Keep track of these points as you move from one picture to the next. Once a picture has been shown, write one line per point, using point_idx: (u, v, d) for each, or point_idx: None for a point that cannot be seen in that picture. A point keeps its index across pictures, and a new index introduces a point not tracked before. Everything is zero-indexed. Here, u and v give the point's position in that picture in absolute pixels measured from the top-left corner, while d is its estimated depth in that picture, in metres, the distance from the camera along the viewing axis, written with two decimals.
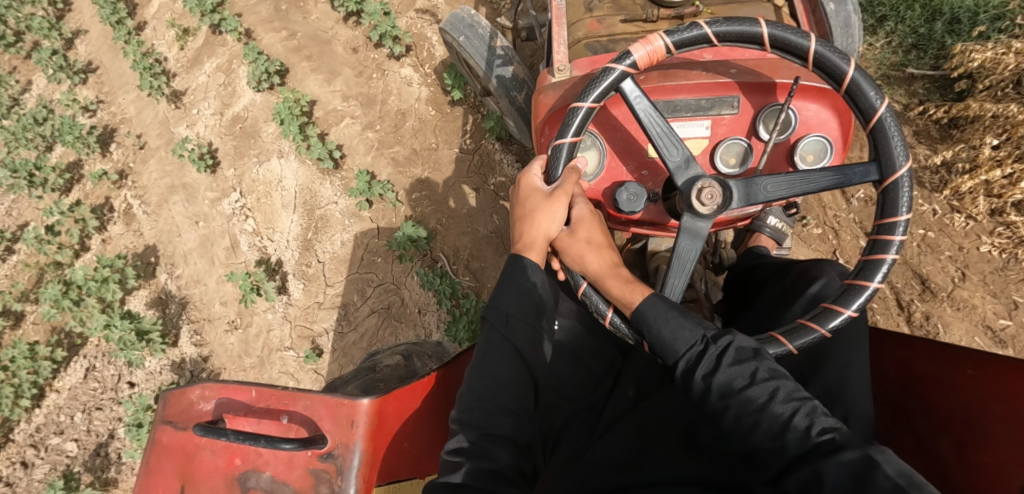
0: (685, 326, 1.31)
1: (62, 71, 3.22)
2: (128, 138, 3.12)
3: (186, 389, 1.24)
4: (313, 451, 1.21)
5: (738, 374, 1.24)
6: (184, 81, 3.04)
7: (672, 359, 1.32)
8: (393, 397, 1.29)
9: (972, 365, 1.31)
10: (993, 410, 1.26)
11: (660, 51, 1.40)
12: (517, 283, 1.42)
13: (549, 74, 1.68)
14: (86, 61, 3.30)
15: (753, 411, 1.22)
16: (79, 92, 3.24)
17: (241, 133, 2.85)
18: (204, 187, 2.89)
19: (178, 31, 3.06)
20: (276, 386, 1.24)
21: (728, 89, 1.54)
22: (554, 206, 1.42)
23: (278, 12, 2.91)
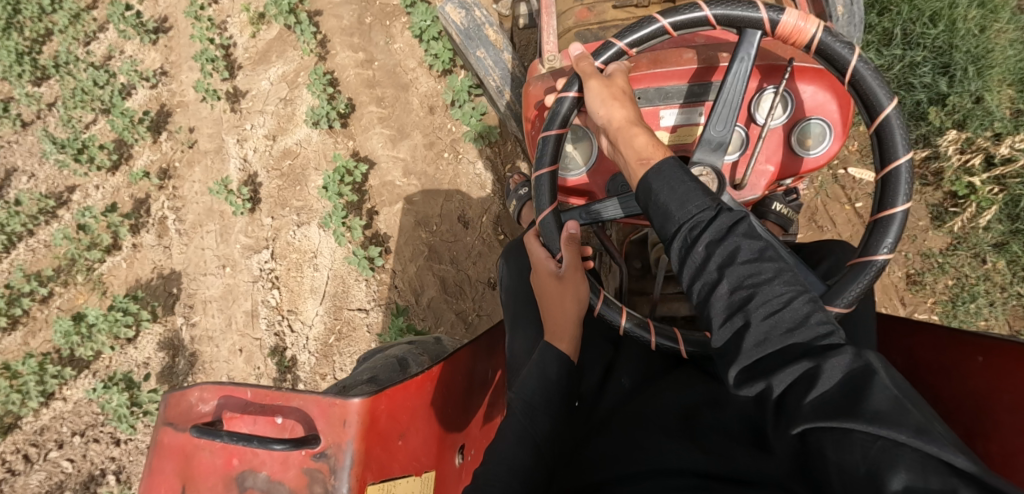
0: (694, 192, 1.09)
1: (133, 28, 3.14)
2: (180, 131, 3.05)
3: (185, 391, 1.22)
4: (307, 451, 1.16)
5: (745, 246, 1.04)
6: (247, 82, 3.02)
7: (666, 225, 1.11)
8: (385, 395, 1.22)
9: (981, 352, 1.37)
10: (1001, 399, 1.31)
11: (806, 38, 1.20)
12: (546, 377, 1.32)
13: (540, 64, 1.62)
14: (160, 19, 3.21)
15: (752, 286, 1.02)
16: (140, 62, 3.18)
17: (289, 172, 2.87)
18: (237, 227, 2.87)
19: (253, 15, 3.03)
20: (271, 386, 1.22)
21: (721, 73, 1.40)
22: (570, 287, 1.37)
23: (356, 32, 2.93)
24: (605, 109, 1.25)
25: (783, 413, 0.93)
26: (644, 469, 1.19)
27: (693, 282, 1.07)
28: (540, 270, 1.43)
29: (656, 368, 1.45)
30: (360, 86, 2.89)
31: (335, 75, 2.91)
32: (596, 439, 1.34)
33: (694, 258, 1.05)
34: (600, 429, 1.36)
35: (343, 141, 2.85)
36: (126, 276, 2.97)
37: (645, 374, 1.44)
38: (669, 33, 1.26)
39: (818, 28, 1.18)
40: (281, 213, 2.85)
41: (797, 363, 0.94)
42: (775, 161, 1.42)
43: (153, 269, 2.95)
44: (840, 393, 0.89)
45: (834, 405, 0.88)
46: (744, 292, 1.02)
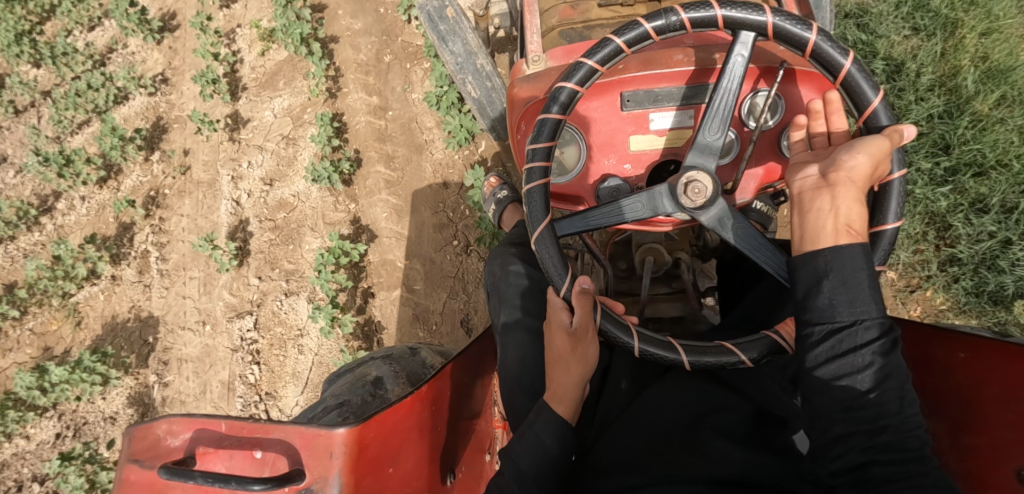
0: (866, 297, 1.05)
1: (137, 26, 2.95)
2: (173, 155, 2.88)
3: (152, 424, 1.13)
4: (290, 487, 1.07)
5: (899, 368, 1.06)
6: (249, 108, 2.85)
7: (830, 317, 1.06)
8: (373, 422, 1.14)
9: (967, 348, 1.39)
10: (988, 393, 1.32)
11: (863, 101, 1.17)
12: (540, 444, 1.28)
13: (524, 64, 1.54)
14: (165, 18, 3.02)
15: (893, 403, 1.04)
16: (140, 66, 2.99)
17: (283, 227, 2.71)
18: (221, 282, 2.71)
19: (262, 32, 2.88)
20: (248, 417, 1.12)
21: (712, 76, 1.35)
22: (582, 350, 1.30)
23: (371, 68, 2.79)
24: (856, 155, 1.11)
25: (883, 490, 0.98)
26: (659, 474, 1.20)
27: (832, 379, 1.07)
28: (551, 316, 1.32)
29: (653, 371, 1.47)
30: (370, 137, 2.73)
31: (346, 119, 2.76)
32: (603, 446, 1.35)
33: (854, 360, 1.05)
34: (608, 432, 1.37)
35: (346, 203, 2.70)
36: (104, 310, 2.79)
37: (643, 376, 1.46)
38: (686, 27, 1.19)
39: (816, 35, 1.15)
40: (270, 275, 2.69)
41: (913, 460, 1.00)
42: (766, 163, 1.40)
43: (130, 307, 2.78)
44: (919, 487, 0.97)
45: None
46: (883, 396, 1.04)
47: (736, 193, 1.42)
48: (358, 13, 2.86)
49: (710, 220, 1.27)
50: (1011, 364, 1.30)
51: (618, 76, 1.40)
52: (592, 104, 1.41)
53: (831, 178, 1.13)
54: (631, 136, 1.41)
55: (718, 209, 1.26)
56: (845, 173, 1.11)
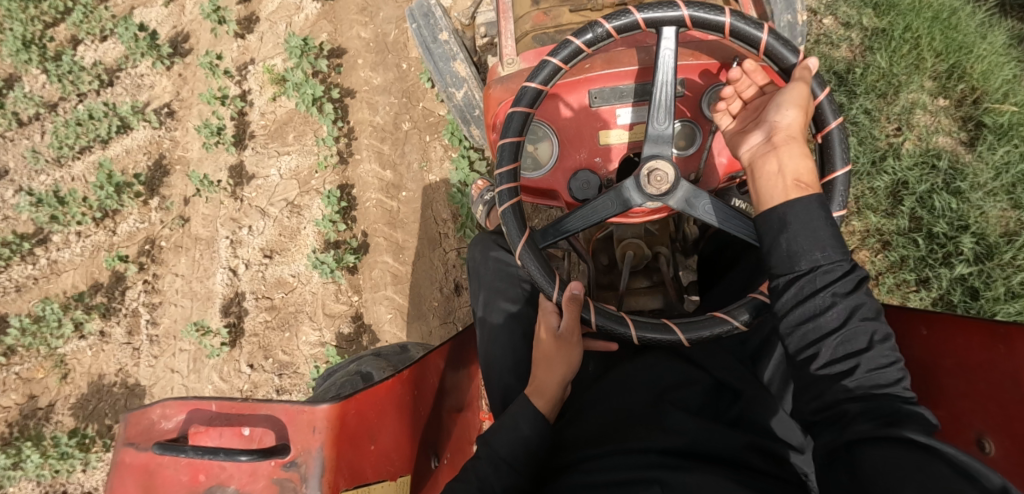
0: (824, 242, 1.09)
1: (149, 52, 3.05)
2: (173, 202, 2.93)
3: (146, 408, 1.18)
4: (276, 461, 1.13)
5: (867, 304, 1.09)
6: (255, 162, 2.90)
7: (792, 266, 1.11)
8: (354, 400, 1.20)
9: (925, 324, 1.43)
10: (944, 367, 1.38)
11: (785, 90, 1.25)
12: (517, 431, 1.32)
13: (498, 67, 1.63)
14: (178, 47, 3.15)
15: (856, 340, 1.08)
16: (148, 91, 3.10)
17: (280, 308, 2.73)
18: (211, 364, 2.71)
19: (275, 77, 2.95)
20: (237, 398, 1.19)
21: (672, 72, 1.46)
22: (567, 349, 1.39)
23: (386, 135, 2.84)
24: (784, 112, 1.21)
25: (859, 426, 1.04)
26: (628, 444, 1.26)
27: (800, 323, 1.11)
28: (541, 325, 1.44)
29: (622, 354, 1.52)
30: (380, 220, 2.76)
31: (357, 193, 2.80)
32: (579, 419, 1.41)
33: (816, 302, 1.09)
34: (577, 413, 1.44)
35: (347, 294, 2.71)
36: (90, 366, 2.80)
37: (611, 362, 1.53)
38: (640, 27, 1.29)
39: (767, 33, 1.25)
40: (263, 364, 2.69)
41: (886, 400, 1.05)
42: (726, 153, 1.48)
43: (117, 371, 2.79)
44: (884, 418, 1.03)
45: (886, 427, 1.01)
46: (850, 340, 1.09)
47: (701, 183, 1.48)
48: (379, 67, 2.94)
49: (678, 203, 1.34)
50: (969, 336, 1.32)
51: (583, 76, 1.49)
52: (560, 102, 1.50)
53: (775, 141, 1.22)
54: (601, 130, 1.49)
55: (684, 191, 1.33)
56: (784, 133, 1.22)
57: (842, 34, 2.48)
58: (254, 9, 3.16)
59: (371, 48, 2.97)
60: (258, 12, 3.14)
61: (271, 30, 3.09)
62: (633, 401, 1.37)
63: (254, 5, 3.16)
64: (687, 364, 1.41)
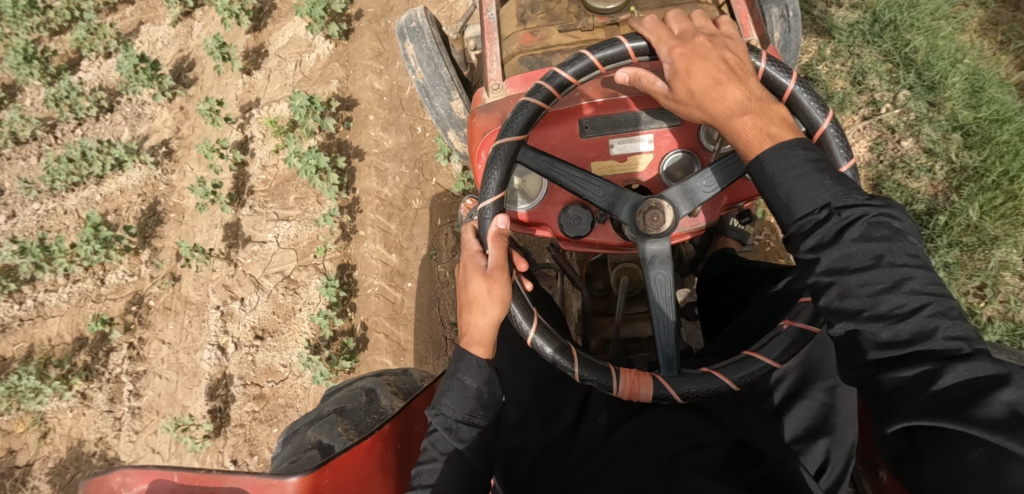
0: (818, 188, 1.05)
1: (150, 82, 2.90)
2: (167, 255, 2.76)
3: (104, 477, 1.10)
4: None
5: (913, 277, 0.99)
6: (252, 224, 2.69)
7: (789, 216, 1.07)
8: (328, 469, 1.12)
9: None
10: None
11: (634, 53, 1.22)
12: (464, 388, 1.23)
13: (484, 92, 1.54)
14: (179, 78, 3.00)
15: (866, 294, 1.00)
16: (147, 124, 2.96)
17: (268, 398, 2.48)
18: (189, 457, 2.48)
19: (279, 129, 2.77)
20: (201, 469, 1.10)
21: (667, 100, 1.37)
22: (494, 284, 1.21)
23: (393, 212, 2.62)
24: (663, 59, 1.19)
25: (908, 406, 0.95)
26: None
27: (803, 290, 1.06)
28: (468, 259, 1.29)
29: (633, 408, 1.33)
30: (382, 312, 2.52)
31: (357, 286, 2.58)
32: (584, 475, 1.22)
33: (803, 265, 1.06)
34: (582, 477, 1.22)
35: None
36: (70, 429, 2.63)
37: (624, 414, 1.32)
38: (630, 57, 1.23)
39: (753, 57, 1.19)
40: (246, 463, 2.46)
41: (920, 364, 0.96)
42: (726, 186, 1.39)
43: (97, 440, 2.59)
44: (918, 379, 0.96)
45: (942, 404, 0.93)
46: (881, 297, 0.99)
47: (698, 218, 1.39)
48: (391, 127, 2.73)
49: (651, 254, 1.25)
50: None
51: (575, 105, 1.41)
52: (551, 131, 1.40)
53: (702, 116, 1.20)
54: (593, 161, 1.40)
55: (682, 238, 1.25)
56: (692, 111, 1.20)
57: (923, 163, 2.18)
58: (263, 41, 2.99)
59: (383, 102, 2.77)
60: (268, 46, 2.98)
61: (280, 67, 2.91)
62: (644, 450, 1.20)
63: (264, 38, 3.00)
64: (706, 417, 1.25)
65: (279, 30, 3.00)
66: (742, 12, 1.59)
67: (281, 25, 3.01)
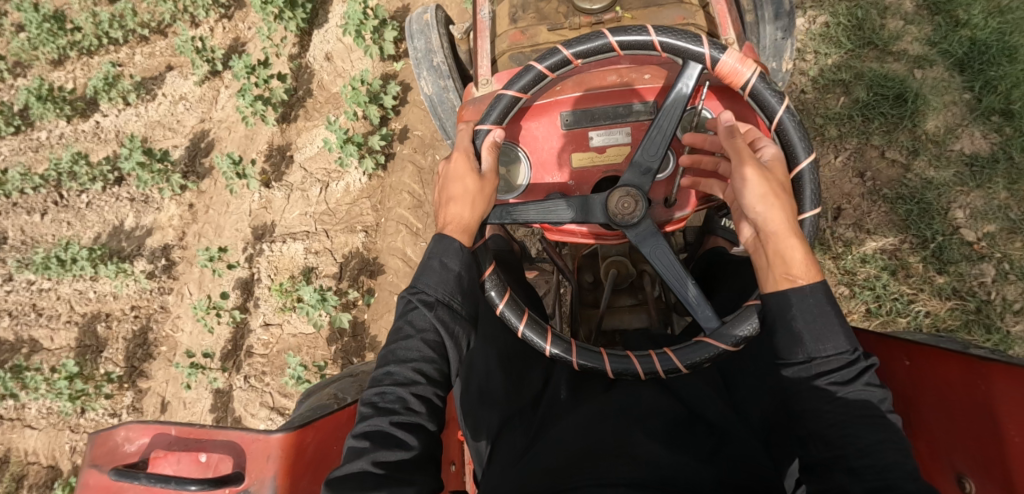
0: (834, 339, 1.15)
1: (162, 178, 2.75)
2: (148, 404, 2.60)
3: (110, 430, 1.20)
4: (230, 489, 1.13)
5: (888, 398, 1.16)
6: (242, 404, 2.47)
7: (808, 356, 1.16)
8: (311, 427, 1.20)
9: (908, 356, 1.39)
10: (924, 400, 1.33)
11: (741, 80, 1.26)
12: (445, 269, 1.30)
13: (474, 88, 1.62)
14: (193, 166, 2.82)
15: None
16: (151, 219, 2.79)
17: None
18: None
19: (286, 298, 2.51)
20: (196, 423, 1.19)
21: (644, 96, 1.44)
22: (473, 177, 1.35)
23: None
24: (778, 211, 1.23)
25: None
26: (599, 468, 1.20)
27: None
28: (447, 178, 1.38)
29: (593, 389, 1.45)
30: None
31: None
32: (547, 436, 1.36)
33: None
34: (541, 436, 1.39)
35: None
36: None
37: (579, 386, 1.47)
38: (603, 52, 1.30)
39: (727, 55, 1.26)
40: None
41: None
42: (700, 179, 1.44)
43: None
44: None
45: None
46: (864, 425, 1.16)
47: (674, 207, 1.44)
48: None
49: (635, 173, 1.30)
50: (946, 371, 1.30)
51: (555, 99, 1.49)
52: (533, 125, 1.48)
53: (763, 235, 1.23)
54: (572, 153, 1.47)
55: (646, 225, 1.30)
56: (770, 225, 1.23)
57: None
58: (290, 139, 2.77)
59: None
60: (294, 153, 2.74)
61: (304, 185, 2.68)
62: (602, 421, 1.33)
63: (291, 138, 2.77)
64: (659, 389, 1.39)
65: (309, 137, 2.74)
66: (720, 9, 1.58)
67: (312, 133, 2.74)
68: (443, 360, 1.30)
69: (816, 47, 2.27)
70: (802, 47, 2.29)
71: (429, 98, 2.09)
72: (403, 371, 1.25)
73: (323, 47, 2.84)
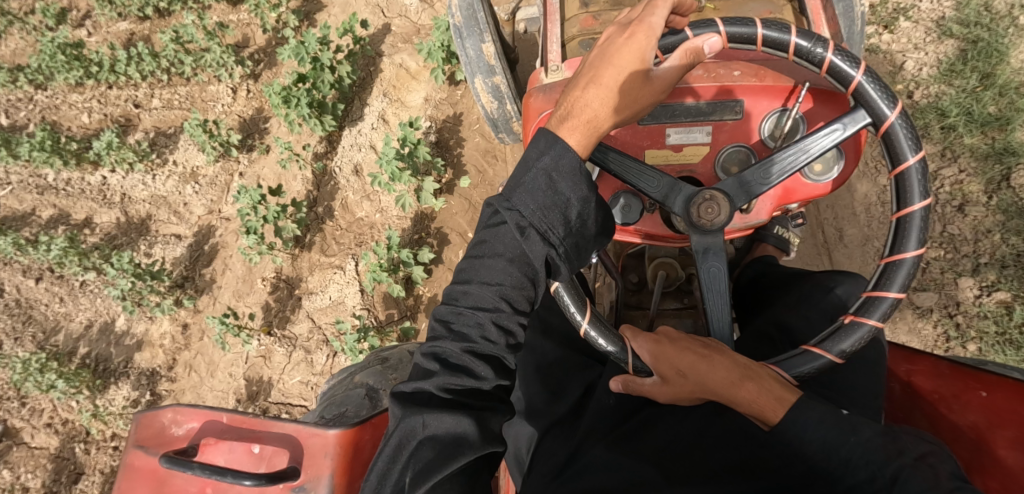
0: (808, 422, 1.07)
1: (153, 291, 2.56)
2: None
3: (159, 412, 1.16)
4: (283, 484, 1.09)
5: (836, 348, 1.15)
6: None
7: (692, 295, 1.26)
8: (368, 425, 1.15)
9: (984, 387, 1.41)
10: (1000, 436, 1.34)
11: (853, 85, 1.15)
12: (554, 192, 1.09)
13: (542, 73, 1.54)
14: (191, 284, 2.63)
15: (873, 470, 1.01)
16: (146, 336, 2.63)
17: None
18: None
19: None
20: (249, 412, 1.15)
21: (730, 93, 1.34)
22: (608, 113, 1.12)
23: None
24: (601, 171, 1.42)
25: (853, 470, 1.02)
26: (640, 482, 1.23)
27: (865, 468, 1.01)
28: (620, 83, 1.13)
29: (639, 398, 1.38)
30: None
31: None
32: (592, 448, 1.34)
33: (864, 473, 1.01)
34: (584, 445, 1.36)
35: None
36: None
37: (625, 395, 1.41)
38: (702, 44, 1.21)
39: (833, 53, 1.16)
40: None
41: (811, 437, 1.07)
42: (783, 185, 1.36)
43: None
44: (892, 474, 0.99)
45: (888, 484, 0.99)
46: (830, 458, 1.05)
47: (749, 215, 1.38)
48: None
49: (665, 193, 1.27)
50: None
51: None
52: None
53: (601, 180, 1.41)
54: (648, 149, 1.39)
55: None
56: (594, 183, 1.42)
57: None
58: (300, 270, 2.57)
59: None
60: (303, 298, 2.52)
61: (309, 345, 2.46)
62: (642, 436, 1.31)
63: (303, 271, 2.57)
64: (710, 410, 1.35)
65: (322, 281, 2.52)
66: (813, 6, 1.48)
67: (328, 275, 2.52)
68: (530, 285, 1.13)
69: (985, 343, 2.08)
70: (965, 327, 2.11)
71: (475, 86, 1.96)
72: (479, 295, 1.11)
73: (348, 159, 2.63)
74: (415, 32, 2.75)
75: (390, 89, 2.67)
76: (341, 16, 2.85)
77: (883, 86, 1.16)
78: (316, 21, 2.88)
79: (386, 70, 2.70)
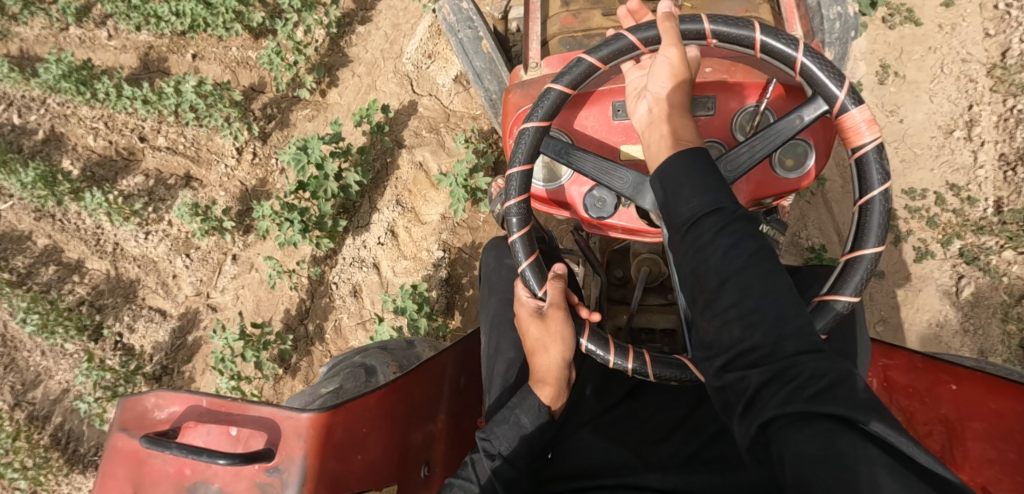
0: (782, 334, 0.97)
1: (129, 380, 2.58)
2: None
3: (141, 396, 1.20)
4: (259, 465, 1.13)
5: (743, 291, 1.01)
6: None
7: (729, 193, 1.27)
8: (343, 409, 1.19)
9: (953, 379, 1.41)
10: (971, 428, 1.35)
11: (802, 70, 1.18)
12: (519, 427, 1.29)
13: (522, 70, 1.57)
14: (169, 380, 2.63)
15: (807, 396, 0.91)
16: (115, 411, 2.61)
17: None
18: None
19: None
20: (227, 396, 1.19)
21: (703, 89, 1.37)
22: (555, 326, 1.29)
23: None
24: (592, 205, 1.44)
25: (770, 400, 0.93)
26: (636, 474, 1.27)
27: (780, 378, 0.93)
28: (528, 326, 1.33)
29: (618, 388, 1.45)
30: None
31: None
32: (579, 434, 1.37)
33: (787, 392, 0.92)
34: (570, 435, 1.38)
35: None
36: None
37: (605, 384, 1.45)
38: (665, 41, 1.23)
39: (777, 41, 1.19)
40: None
41: (809, 370, 0.93)
42: (755, 180, 1.39)
43: None
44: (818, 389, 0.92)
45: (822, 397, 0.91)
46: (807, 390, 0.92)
47: None
48: None
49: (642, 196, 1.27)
50: (998, 400, 1.31)
51: (611, 88, 1.43)
52: (583, 113, 1.43)
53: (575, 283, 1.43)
54: (623, 144, 1.41)
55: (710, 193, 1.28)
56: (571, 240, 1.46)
57: None
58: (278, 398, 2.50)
59: None
60: None
61: None
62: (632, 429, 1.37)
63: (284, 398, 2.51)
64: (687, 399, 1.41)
65: None
66: (788, 5, 1.52)
67: None
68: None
69: None
70: None
71: (482, 84, 2.05)
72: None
73: (348, 277, 2.57)
74: (444, 121, 2.71)
75: (405, 193, 2.61)
76: (365, 77, 2.85)
77: (829, 68, 1.18)
78: (338, 80, 2.88)
79: (405, 173, 2.63)
